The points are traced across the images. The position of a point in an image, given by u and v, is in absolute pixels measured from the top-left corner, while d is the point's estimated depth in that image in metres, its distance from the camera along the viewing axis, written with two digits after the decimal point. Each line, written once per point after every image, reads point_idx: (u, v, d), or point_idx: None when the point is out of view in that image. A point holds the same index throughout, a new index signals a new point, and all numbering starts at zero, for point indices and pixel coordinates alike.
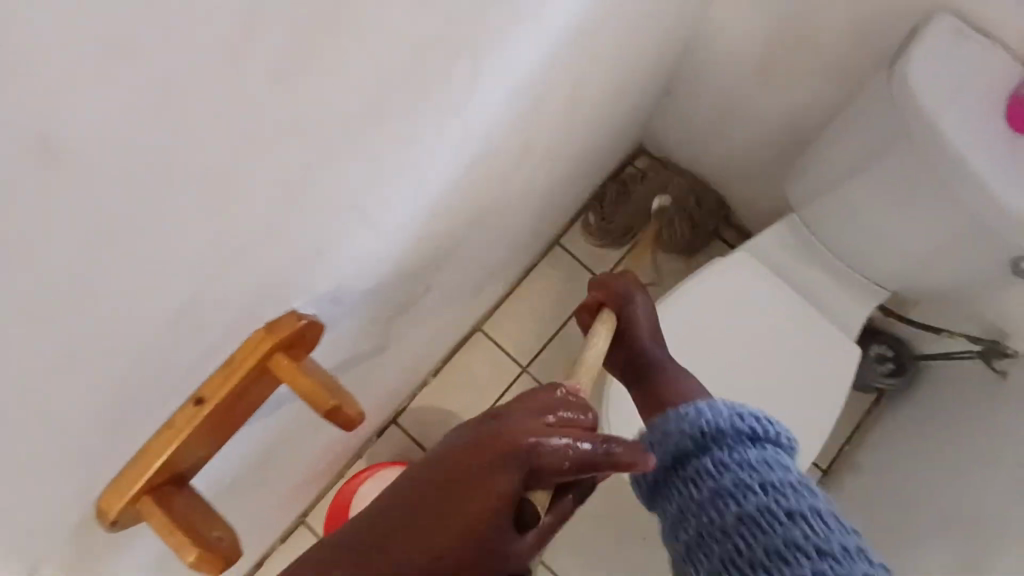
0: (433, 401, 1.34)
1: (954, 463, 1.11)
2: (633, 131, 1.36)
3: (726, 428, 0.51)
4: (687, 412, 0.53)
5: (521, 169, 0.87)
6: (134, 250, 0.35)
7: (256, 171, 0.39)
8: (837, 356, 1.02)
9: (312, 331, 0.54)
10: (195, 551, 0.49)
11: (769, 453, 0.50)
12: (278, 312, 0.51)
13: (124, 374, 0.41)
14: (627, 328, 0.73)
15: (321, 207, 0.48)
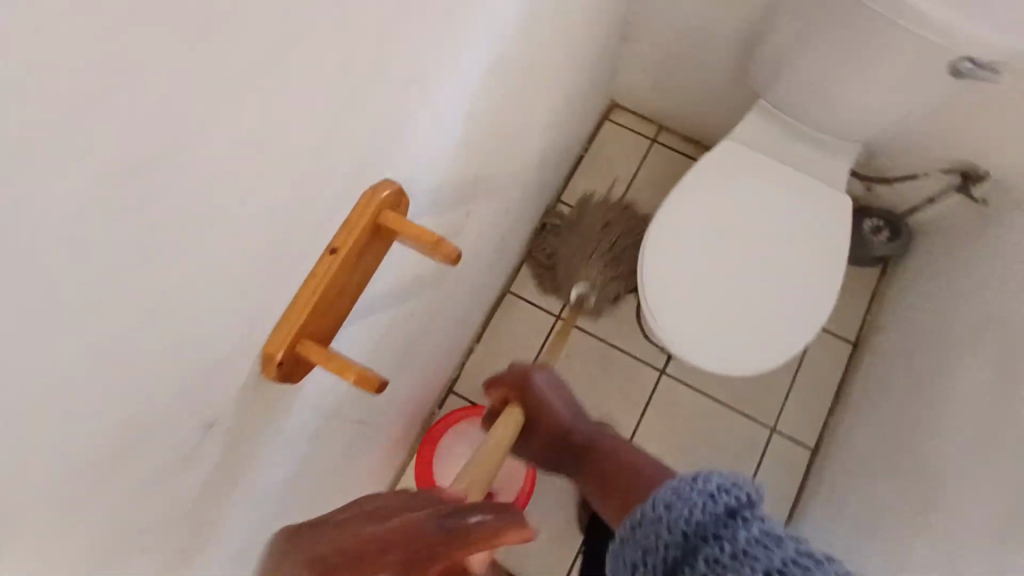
0: (485, 363, 1.45)
1: (964, 291, 1.22)
2: (605, 83, 1.51)
3: (705, 515, 0.49)
4: (662, 509, 0.52)
5: (525, 103, 1.01)
6: (273, 118, 0.45)
7: (346, 55, 0.49)
8: (836, 205, 1.11)
9: (405, 201, 0.66)
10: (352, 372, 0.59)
11: (738, 515, 0.49)
12: (378, 178, 0.63)
13: (287, 224, 0.52)
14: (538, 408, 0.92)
15: (400, 76, 0.59)
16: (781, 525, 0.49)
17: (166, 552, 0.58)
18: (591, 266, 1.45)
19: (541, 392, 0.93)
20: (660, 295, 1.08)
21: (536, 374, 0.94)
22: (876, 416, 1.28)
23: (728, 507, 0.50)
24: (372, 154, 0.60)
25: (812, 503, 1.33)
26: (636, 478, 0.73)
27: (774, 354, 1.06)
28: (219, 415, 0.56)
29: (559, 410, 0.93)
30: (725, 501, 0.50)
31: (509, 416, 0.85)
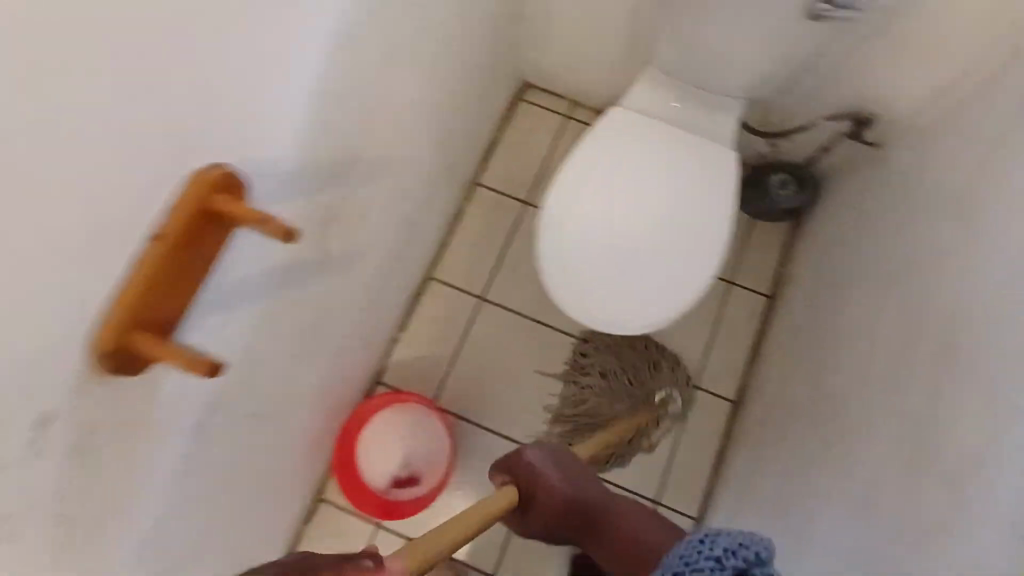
0: (411, 353, 1.46)
1: (860, 241, 1.24)
2: (509, 63, 1.50)
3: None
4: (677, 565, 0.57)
5: (402, 85, 0.98)
6: (12, 121, 0.43)
7: (100, 50, 0.47)
8: (720, 168, 1.14)
9: (237, 181, 0.64)
10: (184, 360, 0.59)
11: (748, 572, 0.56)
12: (202, 163, 0.62)
13: (80, 222, 0.51)
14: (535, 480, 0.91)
15: (198, 73, 0.57)
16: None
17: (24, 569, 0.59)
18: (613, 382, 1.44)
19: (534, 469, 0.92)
20: (557, 264, 1.11)
21: (528, 450, 0.94)
22: (788, 367, 1.31)
23: (744, 563, 0.56)
24: (185, 144, 0.58)
25: (735, 457, 1.36)
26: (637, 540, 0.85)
27: (668, 312, 1.11)
28: (52, 418, 0.56)
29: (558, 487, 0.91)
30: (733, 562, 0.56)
31: (506, 493, 0.88)
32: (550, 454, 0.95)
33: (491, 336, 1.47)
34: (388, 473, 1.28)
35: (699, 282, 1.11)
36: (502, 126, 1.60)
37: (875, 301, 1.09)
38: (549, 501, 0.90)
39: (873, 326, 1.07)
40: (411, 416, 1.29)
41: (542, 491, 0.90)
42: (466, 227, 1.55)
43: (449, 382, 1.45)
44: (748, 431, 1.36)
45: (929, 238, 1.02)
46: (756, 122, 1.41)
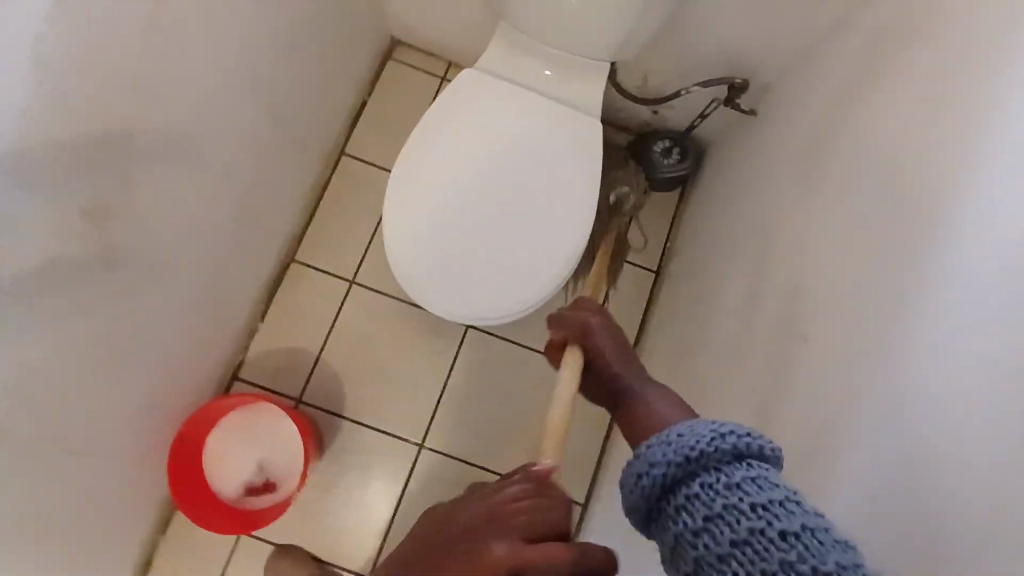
0: (272, 345, 1.32)
1: (735, 209, 1.19)
2: (368, 17, 1.34)
3: (712, 447, 0.42)
4: (672, 433, 0.45)
5: (188, 40, 0.82)
6: None
7: None
8: (580, 134, 1.04)
9: None
10: None
11: (744, 460, 0.42)
12: None
13: None
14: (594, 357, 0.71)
15: None
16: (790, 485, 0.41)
17: None
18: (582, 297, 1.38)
19: (599, 339, 0.71)
20: (401, 248, 0.98)
21: (596, 319, 0.74)
22: (668, 343, 1.26)
23: (746, 449, 0.42)
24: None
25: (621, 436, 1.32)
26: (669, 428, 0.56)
27: (528, 297, 0.98)
28: None
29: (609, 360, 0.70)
30: (734, 442, 0.42)
31: (568, 361, 0.72)
32: (611, 328, 0.73)
33: (361, 320, 1.35)
34: (240, 480, 1.16)
35: (562, 259, 0.99)
36: (370, 89, 1.45)
37: (744, 276, 1.04)
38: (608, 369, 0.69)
39: (741, 302, 1.02)
40: (276, 422, 1.18)
41: (592, 352, 0.71)
42: (331, 202, 1.40)
43: (317, 374, 1.32)
44: None
45: (794, 209, 0.96)
46: (635, 89, 1.34)
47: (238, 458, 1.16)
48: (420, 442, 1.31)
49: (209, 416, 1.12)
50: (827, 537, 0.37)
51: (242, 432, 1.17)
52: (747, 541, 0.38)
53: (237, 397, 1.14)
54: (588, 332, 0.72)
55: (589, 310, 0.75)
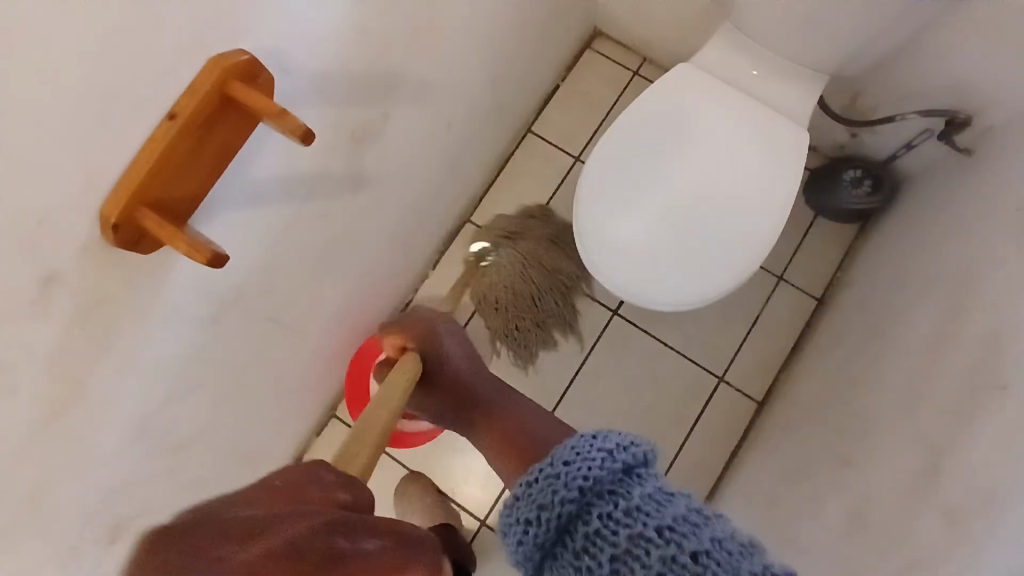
0: (437, 292, 1.44)
1: (930, 248, 1.13)
2: (582, 6, 1.41)
3: (603, 471, 0.46)
4: (560, 466, 0.48)
5: (458, 7, 0.92)
6: None
7: None
8: (787, 141, 1.05)
9: (277, 108, 0.59)
10: (201, 256, 0.59)
11: (633, 473, 0.47)
12: (225, 59, 0.59)
13: (99, 71, 0.50)
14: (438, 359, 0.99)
15: None
16: (674, 486, 0.47)
17: (21, 426, 0.61)
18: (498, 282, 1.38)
19: (444, 337, 1.05)
20: (592, 228, 1.05)
21: (439, 327, 1.10)
22: (826, 373, 1.22)
23: (626, 465, 0.47)
24: (202, 6, 0.55)
25: (751, 453, 1.31)
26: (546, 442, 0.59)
27: (703, 291, 1.02)
28: (53, 272, 0.55)
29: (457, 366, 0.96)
30: (625, 458, 0.47)
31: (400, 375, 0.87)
32: (458, 333, 1.11)
33: None
34: None
35: (744, 261, 1.02)
36: (565, 74, 1.52)
37: (938, 317, 0.99)
38: (456, 365, 0.96)
39: (929, 343, 0.97)
40: None
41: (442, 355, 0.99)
42: (511, 173, 1.50)
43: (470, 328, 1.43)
44: (770, 430, 1.29)
45: (1016, 256, 0.89)
46: (838, 108, 1.30)
47: None
48: (552, 411, 1.38)
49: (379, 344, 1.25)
50: (732, 543, 0.42)
51: None
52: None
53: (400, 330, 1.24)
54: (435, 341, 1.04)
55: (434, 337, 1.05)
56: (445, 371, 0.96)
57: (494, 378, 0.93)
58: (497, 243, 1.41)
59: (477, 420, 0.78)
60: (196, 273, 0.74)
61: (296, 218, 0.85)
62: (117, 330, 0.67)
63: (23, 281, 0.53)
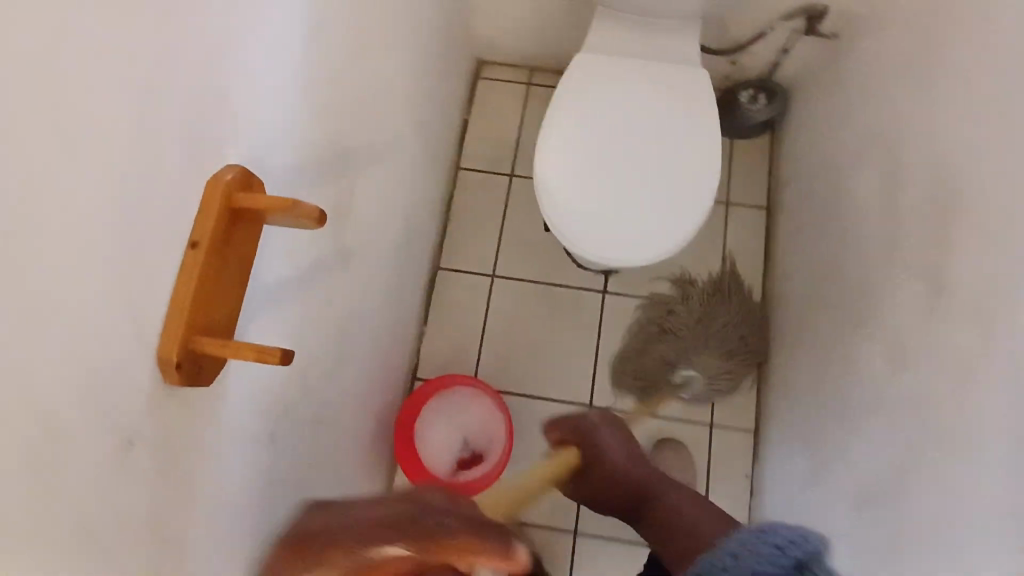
0: (439, 344, 1.47)
1: (835, 126, 1.28)
2: (464, 43, 1.50)
3: (773, 567, 0.49)
4: (730, 553, 0.51)
5: (374, 73, 0.99)
6: (58, 126, 0.44)
7: (117, 50, 0.49)
8: (692, 81, 1.17)
9: (288, 203, 0.62)
10: (272, 358, 0.60)
11: (805, 569, 0.48)
12: (223, 178, 0.62)
13: (127, 226, 0.52)
14: (594, 450, 0.98)
15: (201, 56, 0.58)
16: None
17: None
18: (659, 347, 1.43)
19: (603, 437, 0.99)
20: (567, 217, 1.09)
21: (597, 418, 1.02)
22: (804, 265, 1.33)
23: (796, 561, 0.48)
24: (189, 137, 0.59)
25: (773, 361, 1.40)
26: (687, 526, 0.81)
27: (679, 229, 1.08)
28: (130, 431, 0.56)
29: (617, 461, 0.97)
30: (796, 553, 0.49)
31: (561, 456, 0.96)
32: (612, 418, 1.03)
33: (510, 308, 1.49)
34: (448, 459, 1.30)
35: (702, 190, 1.10)
36: (470, 107, 1.61)
37: (870, 176, 1.12)
38: (610, 465, 0.96)
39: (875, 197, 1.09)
40: (465, 396, 1.31)
41: (597, 449, 0.98)
42: (460, 210, 1.56)
43: (483, 363, 1.46)
44: (780, 334, 1.39)
45: (908, 98, 1.04)
46: (714, 44, 1.45)
47: (444, 437, 1.30)
48: (589, 403, 1.43)
49: (413, 410, 1.26)
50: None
51: (439, 416, 1.29)
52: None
53: (427, 390, 1.27)
54: (586, 428, 1.00)
55: (603, 420, 1.02)
56: (597, 466, 0.97)
57: (665, 475, 0.95)
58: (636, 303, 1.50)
59: (649, 509, 0.90)
60: (245, 394, 0.75)
61: (311, 310, 0.88)
62: (196, 474, 0.67)
63: (107, 452, 0.53)
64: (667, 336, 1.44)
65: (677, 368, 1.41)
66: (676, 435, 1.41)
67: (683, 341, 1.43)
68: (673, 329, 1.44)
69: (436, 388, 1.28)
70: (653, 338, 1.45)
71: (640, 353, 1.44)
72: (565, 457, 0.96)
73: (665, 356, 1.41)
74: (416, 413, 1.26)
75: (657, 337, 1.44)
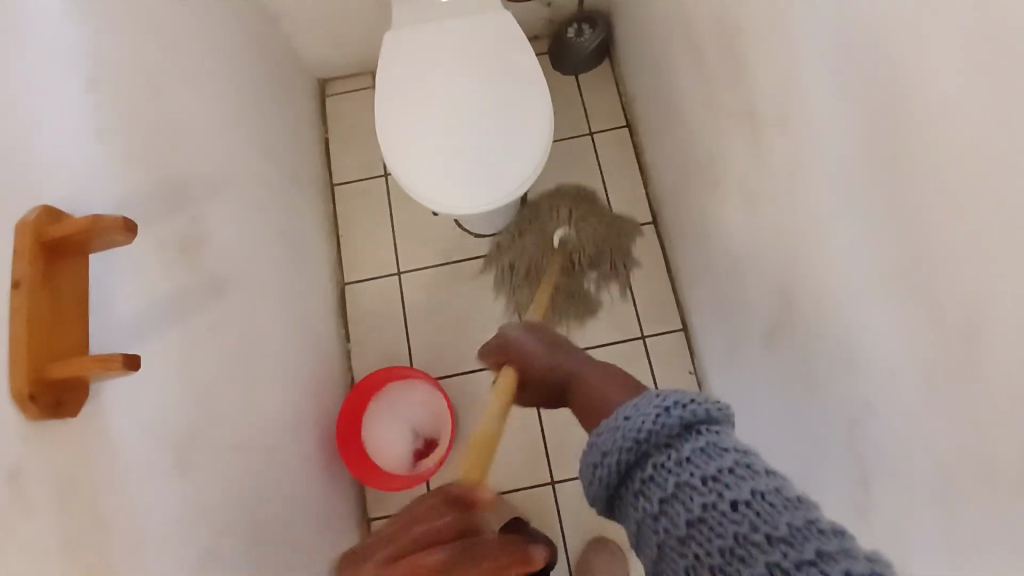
0: (369, 352, 1.49)
1: (645, 26, 1.37)
2: (296, 67, 1.54)
3: (658, 424, 0.44)
4: (620, 416, 0.46)
5: (186, 108, 1.01)
6: None
7: None
8: (498, 22, 1.22)
9: (100, 222, 0.65)
10: (127, 364, 0.63)
11: (694, 427, 0.44)
12: (30, 218, 0.64)
13: None
14: (528, 359, 0.79)
15: None
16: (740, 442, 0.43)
17: None
18: (538, 243, 1.51)
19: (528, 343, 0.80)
20: (423, 181, 1.13)
21: (515, 333, 0.84)
22: (666, 161, 1.41)
23: (686, 419, 0.44)
24: None
25: (675, 257, 1.47)
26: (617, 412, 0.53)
27: (530, 157, 1.13)
28: (8, 470, 0.56)
29: (541, 363, 0.76)
30: (681, 413, 0.44)
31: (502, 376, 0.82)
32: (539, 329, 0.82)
33: (425, 295, 1.53)
34: (399, 452, 1.29)
35: (539, 115, 1.15)
36: (326, 126, 1.65)
37: (679, 56, 1.20)
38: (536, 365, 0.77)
39: (688, 71, 1.17)
40: (406, 390, 1.30)
41: (526, 356, 0.79)
42: (347, 222, 1.59)
43: (417, 354, 1.48)
44: (671, 229, 1.46)
45: None
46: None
47: (393, 431, 1.29)
48: None
49: (355, 411, 1.25)
50: (779, 497, 0.38)
51: (384, 412, 1.29)
52: (702, 517, 0.39)
53: (361, 390, 1.26)
54: (510, 345, 0.83)
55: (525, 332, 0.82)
56: (530, 369, 0.78)
57: (585, 355, 0.71)
58: (489, 262, 1.54)
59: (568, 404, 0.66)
60: (139, 427, 0.75)
61: (192, 338, 0.89)
62: (105, 510, 0.67)
63: None
64: (522, 240, 1.52)
65: (574, 248, 1.49)
66: (613, 356, 1.47)
67: (531, 241, 1.52)
68: (530, 237, 1.52)
69: (375, 385, 1.27)
70: (531, 234, 1.52)
71: (508, 251, 1.52)
72: (505, 379, 0.81)
73: (557, 234, 1.50)
74: (356, 414, 1.25)
75: (517, 239, 1.52)
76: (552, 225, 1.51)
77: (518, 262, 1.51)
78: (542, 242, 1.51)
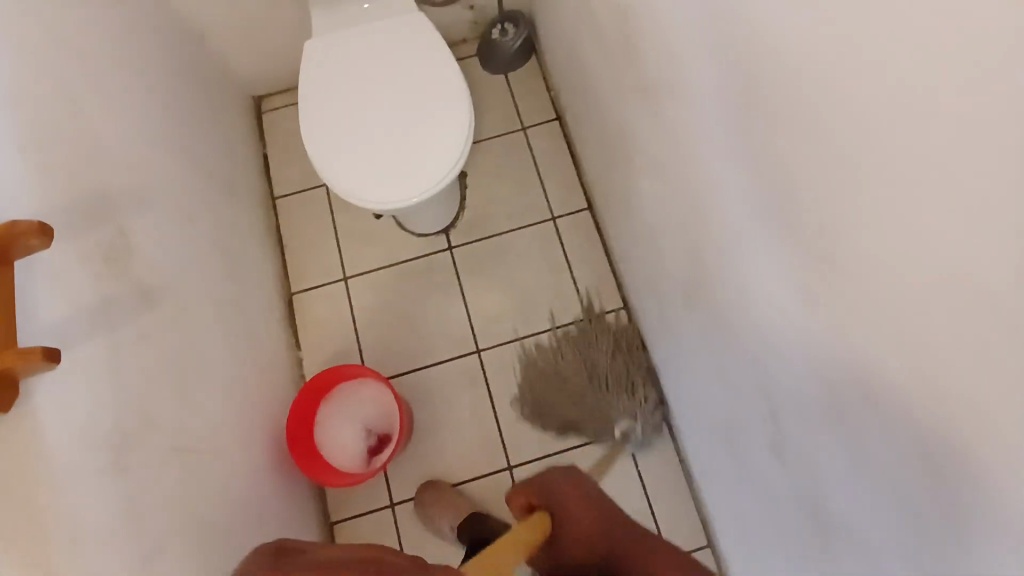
0: (321, 359, 1.50)
1: (559, 22, 1.43)
2: (227, 85, 1.57)
3: None
4: None
5: (107, 126, 1.04)
6: None
7: None
8: (414, 25, 1.27)
9: (16, 227, 0.70)
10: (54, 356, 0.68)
11: None
12: None
13: None
14: (568, 520, 0.85)
15: None
16: None
17: None
18: (599, 395, 1.43)
19: (568, 497, 0.87)
20: (352, 184, 1.18)
21: (558, 475, 0.91)
22: (593, 147, 1.47)
23: None
24: None
25: (610, 239, 1.53)
26: None
27: (451, 152, 1.19)
28: None
29: (585, 527, 0.83)
30: None
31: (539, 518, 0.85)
32: (580, 478, 0.91)
33: (373, 298, 1.55)
34: (354, 453, 1.31)
35: (458, 111, 1.21)
36: (263, 141, 1.68)
37: (588, 47, 1.27)
38: (581, 523, 0.84)
39: (597, 59, 1.23)
40: (355, 389, 1.32)
41: (565, 515, 0.85)
42: (290, 232, 1.61)
43: (368, 356, 1.51)
44: (604, 213, 1.52)
45: None
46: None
47: (346, 432, 1.31)
48: (477, 347, 1.51)
49: (303, 415, 1.27)
50: None
51: (335, 412, 1.31)
52: None
53: (312, 392, 1.28)
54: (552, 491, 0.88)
55: (568, 477, 0.90)
56: (571, 523, 0.84)
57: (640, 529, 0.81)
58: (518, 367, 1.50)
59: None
60: (70, 429, 0.77)
61: (122, 345, 0.90)
62: (35, 508, 0.68)
63: None
64: (575, 375, 1.46)
65: (620, 431, 1.41)
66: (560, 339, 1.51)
67: (569, 395, 1.44)
68: (582, 384, 1.44)
69: (323, 388, 1.29)
70: (579, 386, 1.45)
71: (546, 411, 1.45)
72: (539, 519, 0.84)
73: (619, 424, 1.41)
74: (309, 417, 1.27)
75: (558, 377, 1.46)
76: (614, 391, 1.42)
77: (565, 413, 1.44)
78: (614, 386, 1.42)
